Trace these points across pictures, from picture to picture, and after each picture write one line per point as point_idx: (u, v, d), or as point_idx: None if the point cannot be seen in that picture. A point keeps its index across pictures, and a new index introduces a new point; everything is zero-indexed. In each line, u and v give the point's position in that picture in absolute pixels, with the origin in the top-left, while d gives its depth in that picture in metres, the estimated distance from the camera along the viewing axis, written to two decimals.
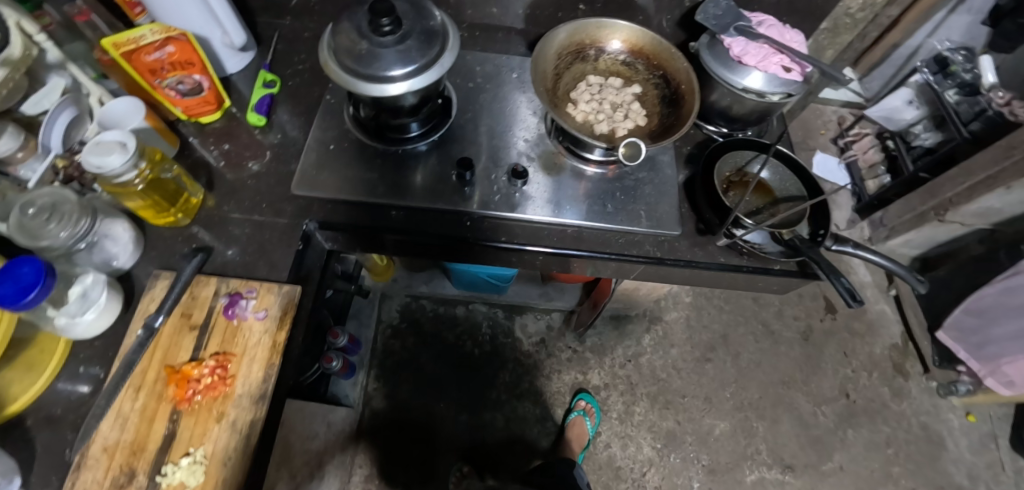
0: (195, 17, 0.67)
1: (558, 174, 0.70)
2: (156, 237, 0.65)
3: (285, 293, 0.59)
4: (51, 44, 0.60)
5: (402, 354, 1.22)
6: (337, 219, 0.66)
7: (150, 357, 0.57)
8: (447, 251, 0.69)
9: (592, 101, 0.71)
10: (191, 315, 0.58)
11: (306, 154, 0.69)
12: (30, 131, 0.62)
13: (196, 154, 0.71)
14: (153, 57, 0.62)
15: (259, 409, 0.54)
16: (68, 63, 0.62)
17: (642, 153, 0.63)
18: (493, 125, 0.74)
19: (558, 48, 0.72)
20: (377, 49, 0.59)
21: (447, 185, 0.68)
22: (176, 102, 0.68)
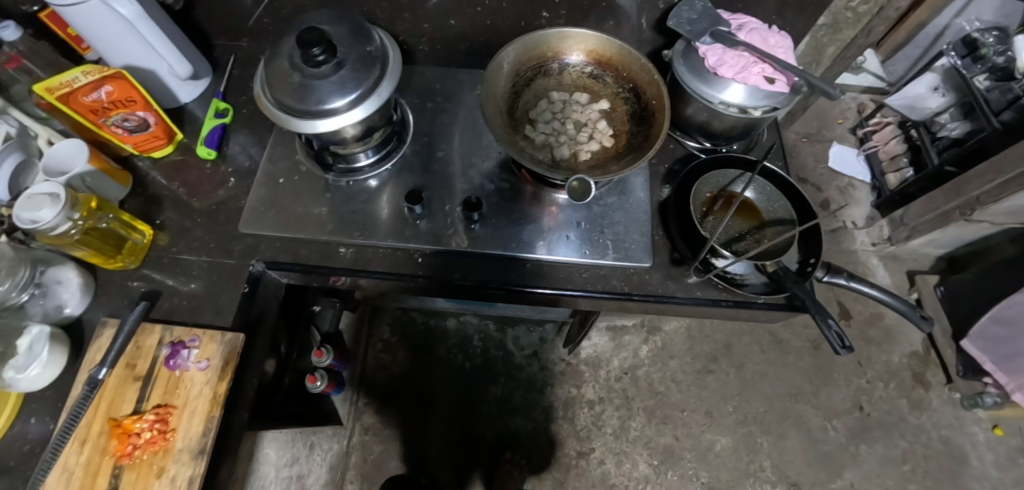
0: (137, 50, 0.64)
1: (518, 203, 0.67)
2: (107, 279, 0.63)
3: (228, 341, 0.58)
4: None
5: (392, 369, 1.21)
6: (287, 258, 0.64)
7: (94, 409, 0.55)
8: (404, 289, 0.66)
9: (554, 122, 0.67)
10: (136, 365, 0.57)
11: (255, 190, 0.68)
12: None
13: (149, 190, 0.69)
14: (92, 97, 0.60)
15: (199, 464, 0.53)
16: (9, 108, 0.62)
17: (592, 190, 0.60)
18: (452, 153, 0.71)
19: (514, 63, 0.66)
20: (313, 81, 0.55)
21: (401, 219, 0.66)
22: (124, 139, 0.66)
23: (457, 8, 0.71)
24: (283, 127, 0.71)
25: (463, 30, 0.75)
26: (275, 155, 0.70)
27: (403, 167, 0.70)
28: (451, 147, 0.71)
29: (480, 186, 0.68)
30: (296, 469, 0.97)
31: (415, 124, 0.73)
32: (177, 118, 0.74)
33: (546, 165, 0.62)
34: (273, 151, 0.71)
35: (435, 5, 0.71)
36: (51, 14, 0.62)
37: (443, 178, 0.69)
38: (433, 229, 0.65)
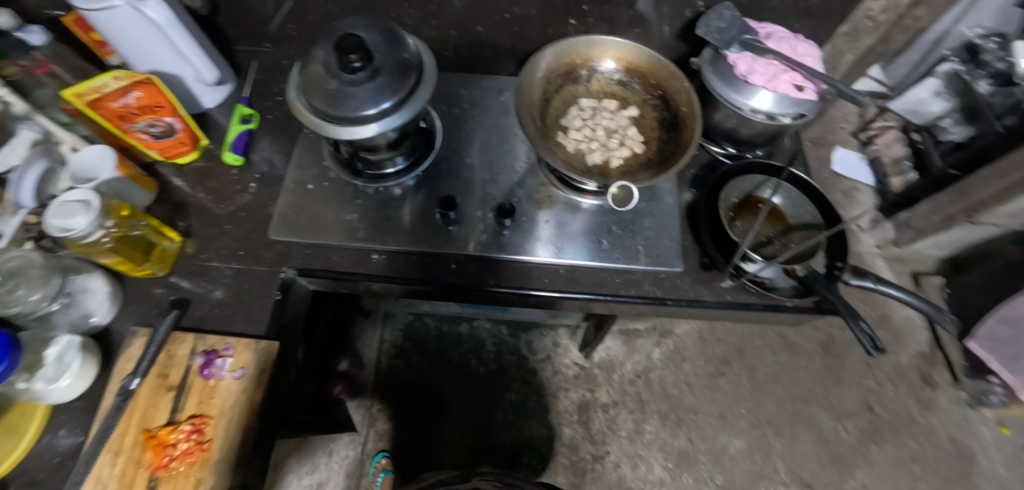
0: (164, 55, 0.63)
1: (548, 209, 0.67)
2: (135, 287, 0.62)
3: (263, 349, 0.58)
4: (15, 96, 0.59)
5: (406, 374, 1.20)
6: (319, 265, 0.64)
7: (126, 421, 0.54)
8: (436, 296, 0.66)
9: (585, 128, 0.67)
10: (168, 375, 0.56)
11: (284, 196, 0.67)
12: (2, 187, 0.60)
13: (174, 196, 0.68)
14: (120, 103, 0.59)
15: None
16: (35, 114, 0.60)
17: (634, 199, 0.62)
18: (481, 159, 0.71)
19: (545, 70, 0.66)
20: (349, 87, 0.55)
21: (431, 224, 0.66)
22: (150, 145, 0.65)
23: (484, 15, 0.72)
24: (310, 133, 0.71)
25: (489, 36, 0.75)
26: (301, 161, 0.70)
27: (431, 173, 0.70)
28: (479, 154, 0.71)
29: (510, 192, 0.68)
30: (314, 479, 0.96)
31: (443, 130, 0.73)
32: (201, 124, 0.73)
33: (578, 172, 0.62)
34: (301, 156, 0.70)
35: (462, 11, 0.71)
36: (76, 19, 0.61)
37: (473, 183, 0.69)
38: (465, 235, 0.65)
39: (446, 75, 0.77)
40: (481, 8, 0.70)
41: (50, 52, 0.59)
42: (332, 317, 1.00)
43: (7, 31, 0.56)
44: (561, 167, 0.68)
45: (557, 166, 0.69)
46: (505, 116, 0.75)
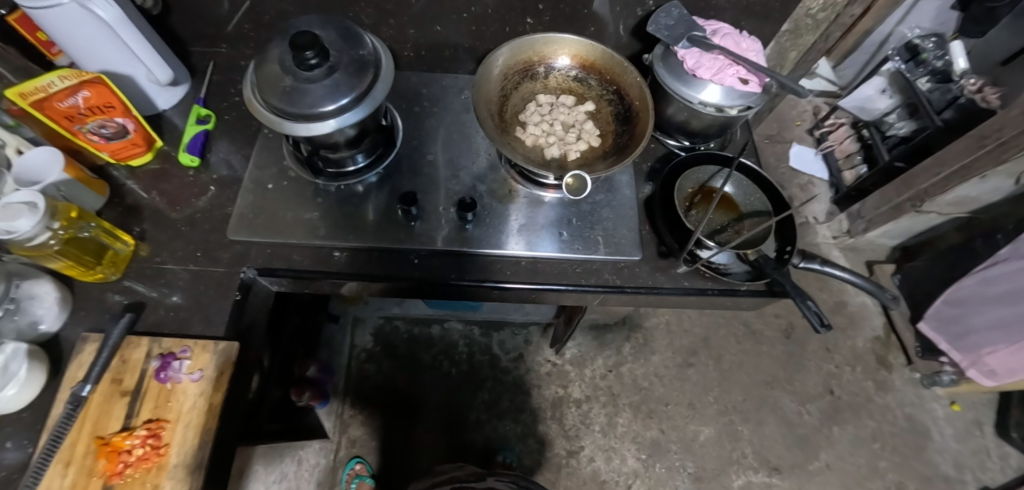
0: (114, 55, 0.62)
1: (509, 203, 0.68)
2: (86, 294, 0.61)
3: (222, 351, 0.57)
4: None
5: (377, 379, 1.19)
6: (279, 264, 0.64)
7: (75, 430, 0.52)
8: (399, 293, 0.66)
9: (542, 123, 0.69)
10: (122, 380, 0.55)
11: (242, 196, 0.66)
12: None
13: (128, 199, 0.67)
14: (68, 103, 0.57)
15: (197, 478, 0.51)
16: None
17: (587, 187, 0.62)
18: (443, 155, 0.72)
19: (502, 67, 0.68)
20: (305, 85, 0.55)
21: (393, 221, 0.66)
22: (100, 147, 0.64)
23: (442, 15, 0.73)
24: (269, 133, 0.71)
25: (448, 36, 0.76)
26: (259, 161, 0.69)
27: (392, 169, 0.70)
28: (440, 151, 0.72)
29: (471, 187, 0.69)
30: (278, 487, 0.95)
31: (404, 128, 0.73)
32: (155, 125, 0.72)
33: (537, 166, 0.64)
34: (260, 156, 0.70)
35: (420, 11, 0.72)
36: (20, 18, 0.59)
37: (434, 180, 0.70)
38: (426, 230, 0.66)
39: (406, 74, 0.78)
40: (438, 7, 0.72)
41: None
42: (298, 322, 0.98)
43: None
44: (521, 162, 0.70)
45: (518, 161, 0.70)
46: (465, 113, 0.76)
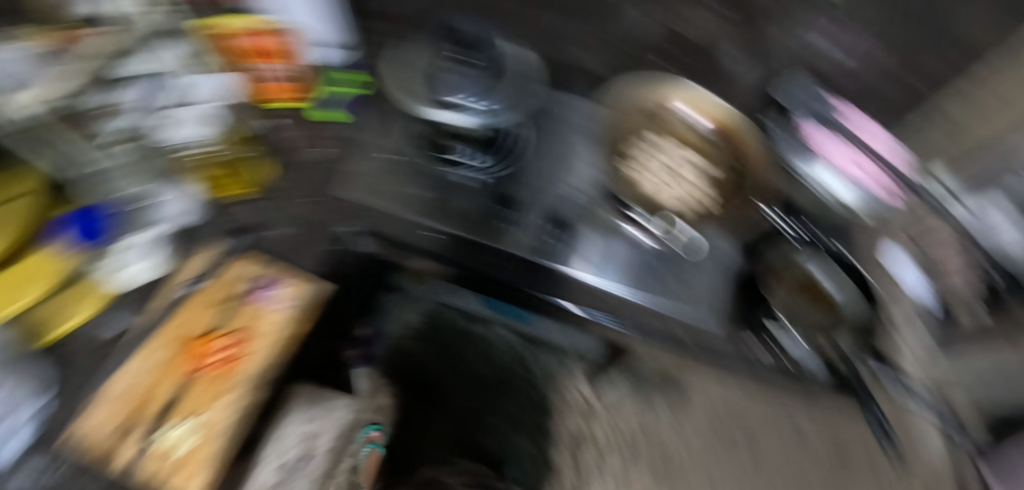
0: (298, 11, 0.68)
1: (603, 233, 0.71)
2: (227, 209, 0.74)
3: (307, 290, 0.73)
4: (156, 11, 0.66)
5: (416, 358, 1.24)
6: (380, 227, 0.75)
7: (171, 321, 0.69)
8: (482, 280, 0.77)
9: (648, 162, 0.66)
10: (217, 294, 0.71)
11: (365, 160, 0.75)
12: None
13: (275, 135, 0.78)
14: (237, 42, 0.68)
15: (259, 390, 0.69)
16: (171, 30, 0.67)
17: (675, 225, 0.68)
18: (552, 169, 0.73)
19: (641, 92, 0.64)
20: (453, 79, 0.61)
21: (492, 221, 0.70)
22: (256, 85, 0.75)
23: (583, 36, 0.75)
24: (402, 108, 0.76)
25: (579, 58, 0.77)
26: (385, 132, 0.76)
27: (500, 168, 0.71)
28: (547, 161, 0.74)
29: (569, 209, 0.72)
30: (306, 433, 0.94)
31: (527, 130, 0.75)
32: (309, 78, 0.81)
33: None
34: (387, 127, 0.76)
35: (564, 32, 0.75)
36: None
37: (530, 187, 0.72)
38: (518, 237, 0.70)
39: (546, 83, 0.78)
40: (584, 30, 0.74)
41: None
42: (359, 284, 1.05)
43: None
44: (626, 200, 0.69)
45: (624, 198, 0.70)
46: (582, 130, 0.76)
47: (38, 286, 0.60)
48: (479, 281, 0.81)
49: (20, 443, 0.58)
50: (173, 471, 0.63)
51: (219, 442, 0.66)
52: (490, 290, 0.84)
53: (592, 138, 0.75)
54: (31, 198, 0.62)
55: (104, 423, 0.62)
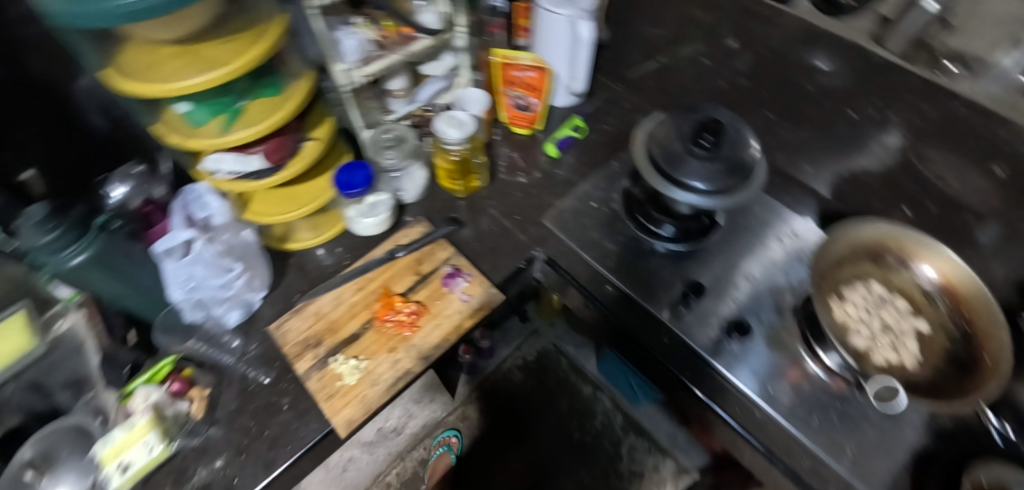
0: (559, 60, 0.90)
1: (773, 349, 0.75)
2: (445, 198, 0.88)
3: (489, 293, 0.76)
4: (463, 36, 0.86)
5: (514, 389, 1.30)
6: (564, 262, 0.84)
7: (380, 273, 0.78)
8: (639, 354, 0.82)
9: (862, 309, 0.75)
10: (421, 264, 0.79)
11: (569, 201, 0.88)
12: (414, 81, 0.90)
13: (496, 151, 0.95)
14: (516, 74, 0.90)
15: (419, 364, 0.70)
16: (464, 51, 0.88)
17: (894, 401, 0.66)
18: (741, 272, 0.82)
19: (853, 242, 0.76)
20: (688, 160, 0.72)
21: (673, 302, 0.79)
22: (508, 109, 0.95)
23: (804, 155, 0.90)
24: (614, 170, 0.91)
25: None
26: (592, 180, 0.90)
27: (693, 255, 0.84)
28: (741, 272, 0.82)
29: (743, 314, 0.78)
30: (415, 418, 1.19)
31: (719, 233, 0.86)
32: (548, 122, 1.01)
33: (836, 340, 0.69)
34: (599, 180, 0.90)
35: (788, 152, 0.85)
36: (522, 9, 0.92)
37: (723, 290, 0.80)
38: (690, 324, 0.77)
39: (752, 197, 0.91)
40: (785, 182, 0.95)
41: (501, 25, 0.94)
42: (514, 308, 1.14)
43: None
44: (813, 328, 0.74)
45: (811, 325, 0.75)
46: (777, 252, 0.85)
47: (302, 207, 0.76)
48: (628, 351, 0.86)
49: (240, 317, 0.75)
50: (334, 396, 0.68)
51: (370, 393, 0.68)
52: (634, 359, 0.92)
53: (788, 265, 0.83)
54: (314, 141, 0.73)
55: (302, 330, 0.74)
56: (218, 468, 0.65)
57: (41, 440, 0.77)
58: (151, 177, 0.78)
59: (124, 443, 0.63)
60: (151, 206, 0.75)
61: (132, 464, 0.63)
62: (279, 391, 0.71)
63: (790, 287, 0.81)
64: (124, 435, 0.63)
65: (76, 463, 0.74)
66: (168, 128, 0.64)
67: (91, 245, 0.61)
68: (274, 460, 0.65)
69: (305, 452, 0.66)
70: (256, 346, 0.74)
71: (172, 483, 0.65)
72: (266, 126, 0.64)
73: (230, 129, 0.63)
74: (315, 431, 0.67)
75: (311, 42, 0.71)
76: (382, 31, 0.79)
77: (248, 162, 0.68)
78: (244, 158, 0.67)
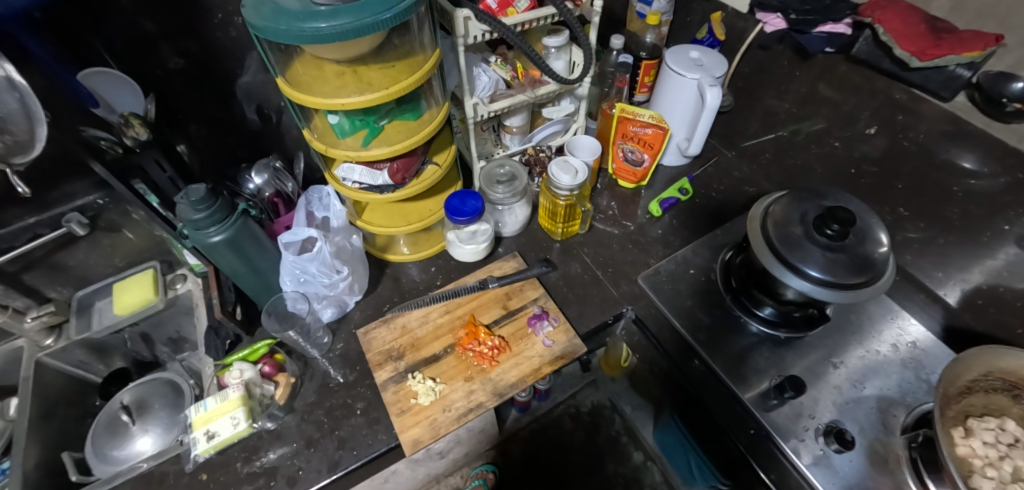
0: (679, 121, 0.93)
1: (874, 469, 0.66)
2: (543, 238, 0.92)
3: (572, 343, 0.76)
4: (587, 86, 0.88)
5: (562, 437, 1.28)
6: (650, 324, 0.83)
7: (469, 300, 0.81)
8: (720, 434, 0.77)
9: (991, 445, 0.64)
10: (510, 299, 0.81)
11: (668, 263, 0.87)
12: (532, 121, 0.93)
13: (598, 199, 0.99)
14: (634, 129, 0.91)
15: (492, 399, 0.70)
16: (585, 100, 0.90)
17: None
18: (847, 374, 0.75)
19: (992, 369, 0.65)
20: (807, 245, 0.68)
21: (762, 390, 0.73)
22: (617, 160, 0.96)
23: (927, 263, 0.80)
24: (717, 239, 0.89)
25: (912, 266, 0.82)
26: (692, 246, 0.89)
27: (791, 345, 0.78)
28: (844, 374, 0.75)
29: (842, 420, 0.70)
30: (451, 454, 0.98)
31: (822, 327, 0.79)
32: (652, 179, 1.02)
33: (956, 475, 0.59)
34: (700, 247, 0.89)
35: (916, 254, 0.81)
36: (648, 67, 0.94)
37: (821, 389, 0.73)
38: (779, 418, 0.70)
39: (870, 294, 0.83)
40: (906, 282, 0.83)
41: (627, 78, 0.94)
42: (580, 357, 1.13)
43: (612, 52, 0.93)
44: (926, 455, 0.64)
45: (925, 450, 0.65)
46: (889, 359, 0.76)
47: (410, 224, 0.81)
48: (711, 431, 0.82)
49: (333, 316, 0.80)
50: (406, 413, 0.69)
51: (442, 414, 0.69)
52: (708, 442, 0.86)
53: (901, 377, 0.74)
54: (435, 166, 0.78)
55: (387, 340, 0.77)
56: (287, 455, 0.68)
57: (138, 388, 0.83)
58: (285, 173, 0.85)
59: (214, 412, 0.68)
60: (277, 199, 0.84)
61: (217, 434, 0.66)
62: (355, 394, 0.73)
63: (904, 404, 0.71)
64: (218, 405, 0.68)
65: (166, 416, 0.79)
66: (315, 134, 0.71)
67: (230, 228, 0.65)
68: (339, 461, 0.67)
69: (369, 461, 0.67)
70: (342, 346, 0.78)
71: (243, 459, 0.68)
72: (398, 147, 0.68)
73: (367, 146, 0.69)
74: (382, 443, 0.68)
75: (453, 74, 0.76)
76: (513, 72, 0.83)
77: (376, 176, 0.73)
78: (372, 172, 0.72)
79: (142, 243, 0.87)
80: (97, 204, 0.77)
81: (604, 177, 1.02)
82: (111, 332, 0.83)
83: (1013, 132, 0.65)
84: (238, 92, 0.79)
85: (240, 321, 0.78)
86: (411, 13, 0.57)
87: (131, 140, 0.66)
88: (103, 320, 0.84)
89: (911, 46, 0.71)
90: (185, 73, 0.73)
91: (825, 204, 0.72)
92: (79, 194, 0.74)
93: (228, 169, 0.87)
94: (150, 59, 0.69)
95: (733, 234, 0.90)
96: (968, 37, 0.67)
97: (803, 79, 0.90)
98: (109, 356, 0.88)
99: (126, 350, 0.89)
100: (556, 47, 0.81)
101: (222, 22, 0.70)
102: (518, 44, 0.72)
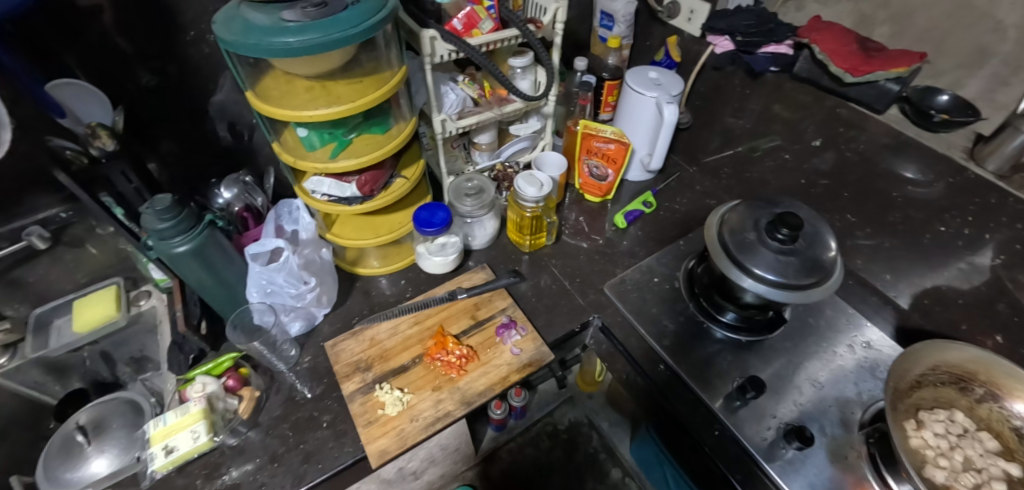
0: (641, 137, 0.97)
1: (835, 466, 0.68)
2: (512, 250, 0.94)
3: (540, 351, 0.76)
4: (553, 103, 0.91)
5: (540, 456, 1.26)
6: (617, 331, 0.85)
7: (438, 311, 0.81)
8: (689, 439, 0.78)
9: (941, 437, 0.66)
10: (479, 310, 0.82)
11: (633, 272, 0.89)
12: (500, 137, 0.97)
13: (566, 213, 1.01)
14: (597, 144, 0.96)
15: (461, 407, 0.70)
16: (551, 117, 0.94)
17: None
18: (807, 374, 0.77)
19: (938, 363, 0.68)
20: (760, 248, 0.71)
21: (727, 392, 0.75)
22: (583, 176, 1.00)
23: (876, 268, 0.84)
24: (681, 249, 0.92)
25: None
26: (656, 256, 0.92)
27: (753, 349, 0.80)
28: (804, 375, 0.77)
29: (803, 419, 0.72)
30: (426, 473, 0.97)
31: (783, 330, 0.82)
32: (618, 193, 1.06)
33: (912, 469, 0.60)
34: (664, 256, 0.92)
35: None
36: (611, 87, 1.00)
37: (783, 390, 0.75)
38: (744, 419, 0.72)
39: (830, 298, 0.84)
40: (858, 286, 0.84)
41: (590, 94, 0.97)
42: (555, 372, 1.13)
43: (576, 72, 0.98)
44: (883, 449, 0.66)
45: (880, 444, 0.67)
46: (846, 359, 0.78)
47: (379, 236, 0.82)
48: (681, 438, 0.83)
49: (301, 329, 0.80)
50: (373, 423, 0.69)
51: (410, 424, 0.68)
52: (681, 450, 0.87)
53: (858, 376, 0.76)
54: (403, 179, 0.80)
55: (355, 351, 0.77)
56: (249, 471, 0.66)
57: (96, 408, 0.80)
58: (255, 188, 0.87)
59: (175, 427, 0.66)
60: (247, 213, 0.84)
61: (176, 448, 0.64)
62: (322, 407, 0.72)
63: (860, 401, 0.73)
64: (177, 420, 0.66)
65: (124, 436, 0.76)
66: (285, 148, 0.73)
67: (195, 238, 0.66)
68: (304, 475, 0.66)
69: (334, 474, 0.66)
70: (309, 359, 0.78)
71: (203, 476, 0.66)
72: (364, 158, 0.70)
73: (336, 158, 0.70)
74: (349, 455, 0.67)
75: (421, 91, 0.78)
76: (480, 91, 0.86)
77: (344, 188, 0.75)
78: (341, 184, 0.74)
79: (105, 259, 0.86)
80: (60, 218, 0.76)
81: (572, 192, 1.06)
82: (70, 349, 0.81)
83: (940, 140, 0.75)
84: (210, 109, 0.81)
85: (205, 336, 0.77)
86: (377, 30, 0.60)
87: (97, 151, 0.65)
88: (62, 338, 0.82)
89: (844, 63, 0.79)
90: (156, 89, 0.74)
91: (778, 211, 0.75)
92: (42, 207, 0.74)
93: (198, 185, 0.87)
94: (122, 74, 0.70)
95: (696, 244, 0.93)
96: (896, 56, 0.78)
97: (756, 97, 0.96)
98: (67, 375, 0.85)
99: (85, 370, 0.87)
100: (521, 67, 0.85)
101: (195, 39, 0.73)
102: (484, 64, 0.75)
